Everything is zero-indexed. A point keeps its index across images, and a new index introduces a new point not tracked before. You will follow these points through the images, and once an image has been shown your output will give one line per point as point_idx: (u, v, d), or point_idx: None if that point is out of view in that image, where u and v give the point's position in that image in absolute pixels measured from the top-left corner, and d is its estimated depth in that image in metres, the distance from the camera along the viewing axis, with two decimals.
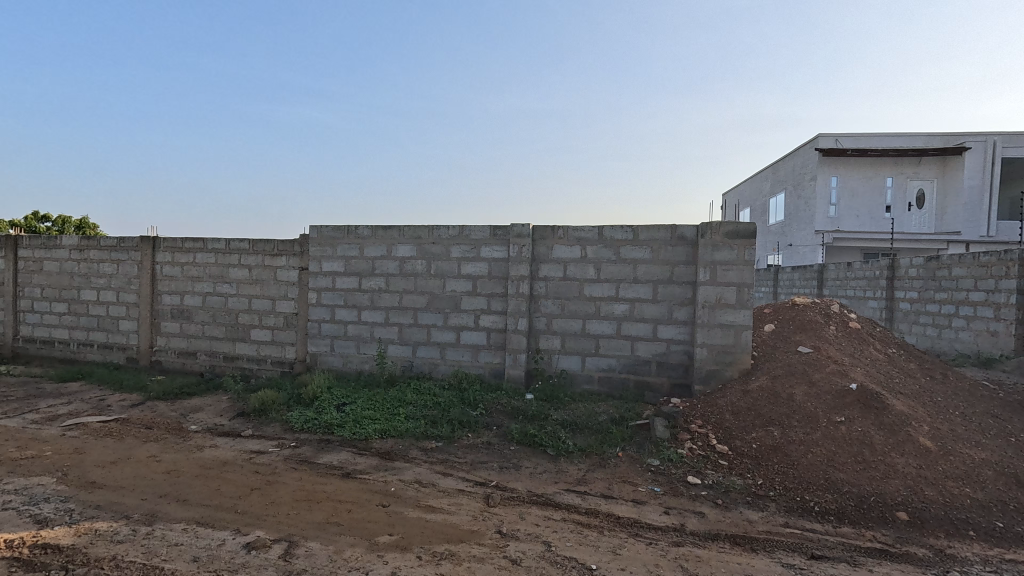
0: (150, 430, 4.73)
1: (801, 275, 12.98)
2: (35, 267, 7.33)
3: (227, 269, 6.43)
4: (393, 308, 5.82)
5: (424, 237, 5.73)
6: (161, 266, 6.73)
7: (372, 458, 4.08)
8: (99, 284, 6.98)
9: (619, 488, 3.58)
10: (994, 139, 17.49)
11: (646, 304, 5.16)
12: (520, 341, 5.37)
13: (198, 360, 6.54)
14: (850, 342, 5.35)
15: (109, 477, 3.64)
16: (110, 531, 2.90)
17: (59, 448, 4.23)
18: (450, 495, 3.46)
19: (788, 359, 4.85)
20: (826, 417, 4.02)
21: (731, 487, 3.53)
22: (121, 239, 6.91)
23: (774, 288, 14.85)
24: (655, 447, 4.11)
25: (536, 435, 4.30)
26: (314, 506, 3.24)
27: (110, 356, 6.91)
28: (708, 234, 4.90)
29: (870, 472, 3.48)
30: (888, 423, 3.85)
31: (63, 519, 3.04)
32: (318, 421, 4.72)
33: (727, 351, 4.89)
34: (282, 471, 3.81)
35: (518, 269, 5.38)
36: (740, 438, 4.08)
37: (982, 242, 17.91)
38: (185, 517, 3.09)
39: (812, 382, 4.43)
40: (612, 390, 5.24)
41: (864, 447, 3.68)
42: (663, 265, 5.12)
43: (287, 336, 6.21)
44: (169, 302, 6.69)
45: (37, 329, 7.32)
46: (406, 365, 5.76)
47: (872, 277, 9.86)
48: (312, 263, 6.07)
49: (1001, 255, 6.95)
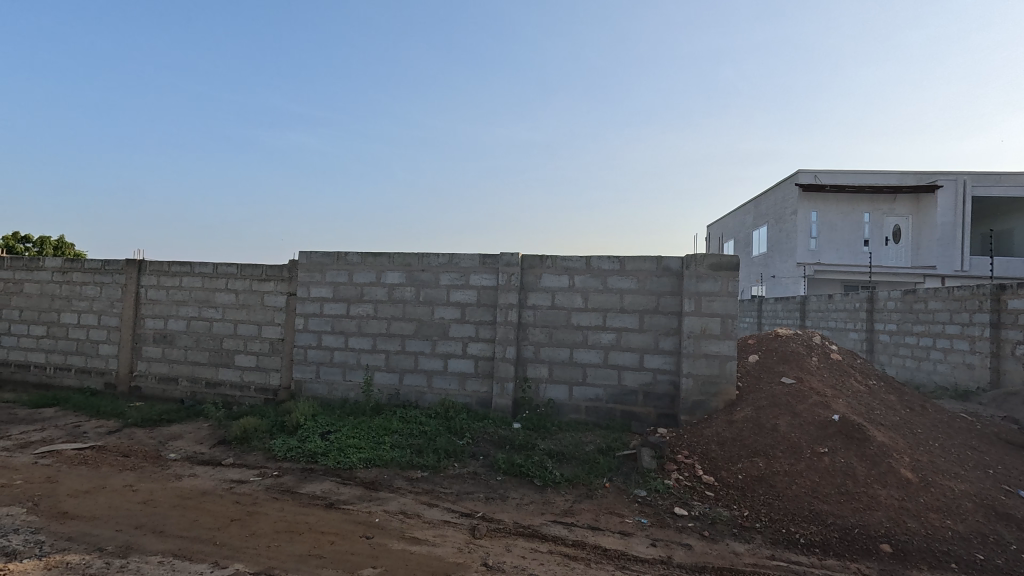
0: (127, 457, 4.61)
1: (784, 306, 13.17)
2: (15, 289, 7.20)
3: (214, 293, 6.39)
4: (380, 334, 5.80)
5: (413, 264, 5.77)
6: (146, 290, 6.66)
7: (356, 488, 4.01)
8: (81, 307, 6.87)
9: (605, 520, 3.55)
10: (965, 178, 18.21)
11: (633, 333, 5.23)
12: (507, 370, 5.38)
13: (179, 386, 6.42)
14: (832, 373, 5.44)
15: (83, 508, 3.53)
16: (84, 564, 2.80)
17: (31, 476, 4.11)
18: (435, 526, 3.40)
19: (772, 390, 4.92)
20: (810, 448, 4.08)
21: (717, 518, 3.53)
22: (105, 262, 6.83)
23: (758, 318, 15.02)
24: (642, 478, 4.12)
25: (523, 465, 4.28)
26: (296, 538, 3.17)
27: (88, 381, 6.75)
28: (693, 265, 5.03)
29: (854, 503, 3.52)
30: (869, 454, 3.92)
31: (33, 551, 2.94)
32: (302, 450, 4.65)
33: (713, 381, 4.95)
34: (263, 501, 3.72)
35: (507, 297, 5.44)
36: (726, 469, 4.09)
37: (957, 276, 18.47)
38: (162, 549, 3.00)
39: (795, 413, 4.50)
40: (598, 419, 5.25)
41: (847, 479, 3.73)
42: (649, 294, 5.21)
43: (271, 362, 6.15)
44: (152, 325, 6.60)
45: (13, 352, 7.14)
46: (392, 393, 5.72)
47: (852, 309, 10.08)
48: (300, 289, 6.06)
49: (974, 290, 7.18)
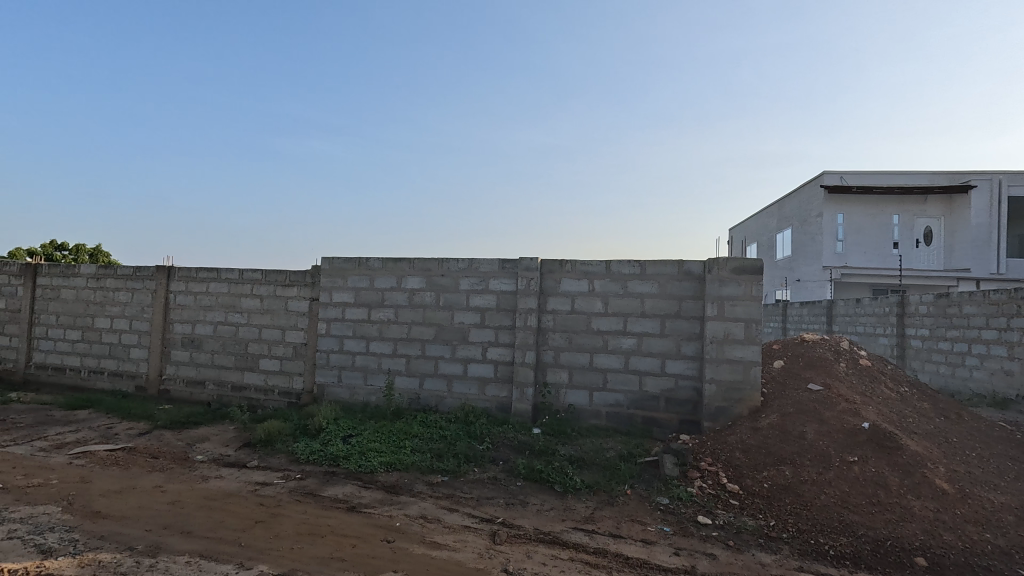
0: (157, 459, 4.73)
1: (810, 311, 12.87)
2: (52, 294, 7.47)
3: (240, 298, 6.53)
4: (401, 339, 5.85)
5: (433, 269, 5.81)
6: (175, 295, 6.84)
7: (377, 492, 4.03)
8: (113, 312, 7.10)
9: (627, 527, 3.51)
10: (1000, 177, 17.59)
11: (654, 338, 5.16)
12: (527, 375, 5.36)
13: (206, 390, 6.57)
14: (861, 380, 5.28)
15: (114, 508, 3.62)
16: (115, 563, 2.88)
17: (66, 476, 4.24)
18: (455, 531, 3.40)
19: (799, 397, 4.80)
20: (839, 457, 3.96)
21: (742, 528, 3.45)
22: (136, 268, 7.04)
23: (783, 322, 14.70)
24: (664, 485, 4.05)
25: (543, 470, 4.26)
26: (318, 540, 3.21)
27: (120, 384, 6.96)
28: (715, 269, 4.95)
29: (886, 514, 3.40)
30: (902, 464, 3.79)
31: (67, 549, 3.02)
32: (324, 453, 4.70)
33: (737, 388, 4.86)
34: (287, 504, 3.77)
35: (526, 301, 5.43)
36: (751, 477, 4.00)
37: (993, 279, 17.81)
38: (189, 549, 3.07)
39: (823, 420, 4.38)
40: (619, 425, 5.19)
41: (879, 489, 3.61)
42: (670, 299, 5.14)
43: (295, 366, 6.25)
44: (181, 330, 6.77)
45: (50, 355, 7.40)
46: (412, 397, 5.75)
47: (882, 314, 9.79)
48: (322, 294, 6.15)
49: (1011, 293, 6.91)
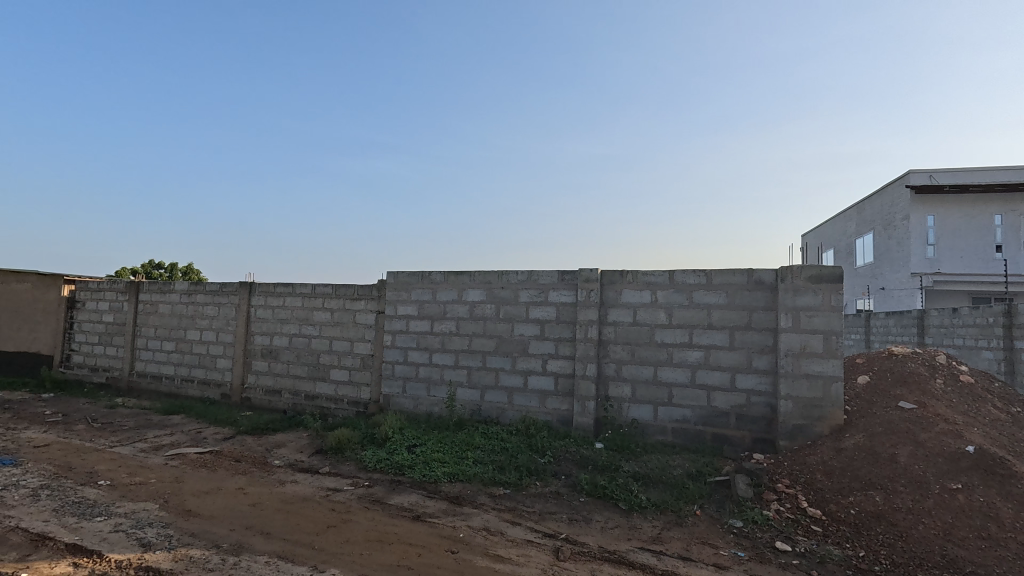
0: (239, 462, 5.06)
1: (898, 322, 11.83)
2: (152, 309, 8.24)
3: (313, 311, 6.91)
4: (462, 351, 5.95)
5: (493, 282, 5.88)
6: (255, 309, 7.34)
7: (441, 502, 4.09)
8: (203, 325, 7.72)
9: (698, 550, 3.34)
10: None
11: (722, 351, 4.94)
12: (589, 388, 5.28)
13: (282, 398, 6.97)
14: (963, 398, 4.77)
15: (203, 507, 3.91)
16: (204, 559, 3.09)
17: (162, 476, 4.63)
18: (518, 545, 3.38)
19: (888, 416, 4.41)
20: (939, 484, 3.59)
21: (827, 557, 3.19)
22: (222, 284, 7.63)
23: (866, 334, 13.60)
24: (737, 507, 3.83)
25: (607, 487, 4.15)
26: (386, 547, 3.29)
27: (208, 392, 7.53)
28: (789, 278, 4.68)
29: (1000, 551, 3.03)
30: (1017, 494, 3.37)
31: (163, 544, 3.29)
32: (390, 462, 4.84)
33: (816, 405, 4.54)
34: (356, 510, 3.91)
35: (587, 313, 5.37)
36: (836, 502, 3.70)
37: None
38: (268, 550, 3.24)
39: (918, 442, 3.99)
40: (686, 442, 4.98)
41: (989, 521, 3.23)
42: (740, 309, 4.90)
43: (363, 377, 6.51)
44: (260, 341, 7.25)
45: (149, 364, 8.15)
46: (474, 409, 5.82)
47: (985, 325, 8.83)
48: (388, 307, 6.39)
49: None
